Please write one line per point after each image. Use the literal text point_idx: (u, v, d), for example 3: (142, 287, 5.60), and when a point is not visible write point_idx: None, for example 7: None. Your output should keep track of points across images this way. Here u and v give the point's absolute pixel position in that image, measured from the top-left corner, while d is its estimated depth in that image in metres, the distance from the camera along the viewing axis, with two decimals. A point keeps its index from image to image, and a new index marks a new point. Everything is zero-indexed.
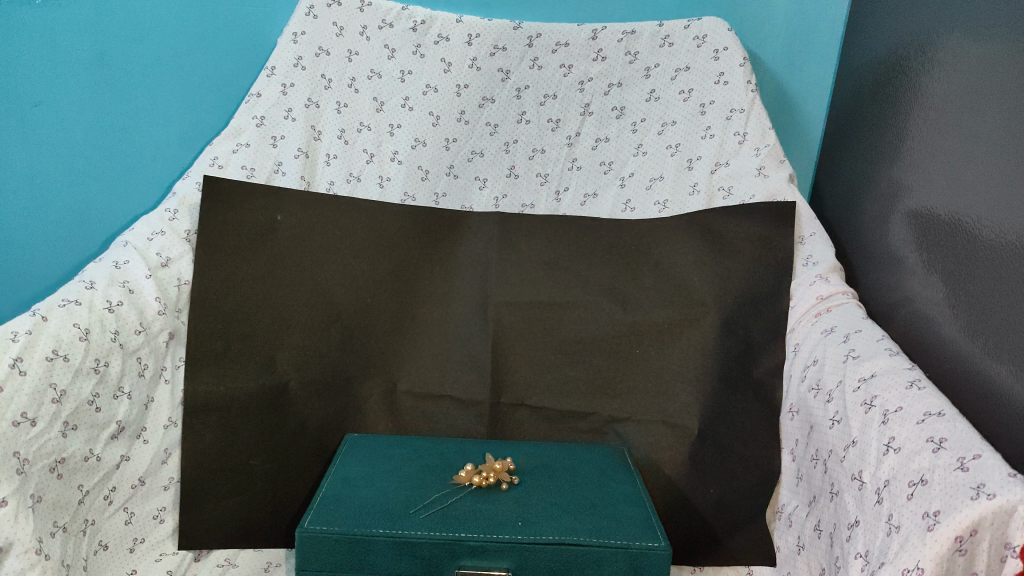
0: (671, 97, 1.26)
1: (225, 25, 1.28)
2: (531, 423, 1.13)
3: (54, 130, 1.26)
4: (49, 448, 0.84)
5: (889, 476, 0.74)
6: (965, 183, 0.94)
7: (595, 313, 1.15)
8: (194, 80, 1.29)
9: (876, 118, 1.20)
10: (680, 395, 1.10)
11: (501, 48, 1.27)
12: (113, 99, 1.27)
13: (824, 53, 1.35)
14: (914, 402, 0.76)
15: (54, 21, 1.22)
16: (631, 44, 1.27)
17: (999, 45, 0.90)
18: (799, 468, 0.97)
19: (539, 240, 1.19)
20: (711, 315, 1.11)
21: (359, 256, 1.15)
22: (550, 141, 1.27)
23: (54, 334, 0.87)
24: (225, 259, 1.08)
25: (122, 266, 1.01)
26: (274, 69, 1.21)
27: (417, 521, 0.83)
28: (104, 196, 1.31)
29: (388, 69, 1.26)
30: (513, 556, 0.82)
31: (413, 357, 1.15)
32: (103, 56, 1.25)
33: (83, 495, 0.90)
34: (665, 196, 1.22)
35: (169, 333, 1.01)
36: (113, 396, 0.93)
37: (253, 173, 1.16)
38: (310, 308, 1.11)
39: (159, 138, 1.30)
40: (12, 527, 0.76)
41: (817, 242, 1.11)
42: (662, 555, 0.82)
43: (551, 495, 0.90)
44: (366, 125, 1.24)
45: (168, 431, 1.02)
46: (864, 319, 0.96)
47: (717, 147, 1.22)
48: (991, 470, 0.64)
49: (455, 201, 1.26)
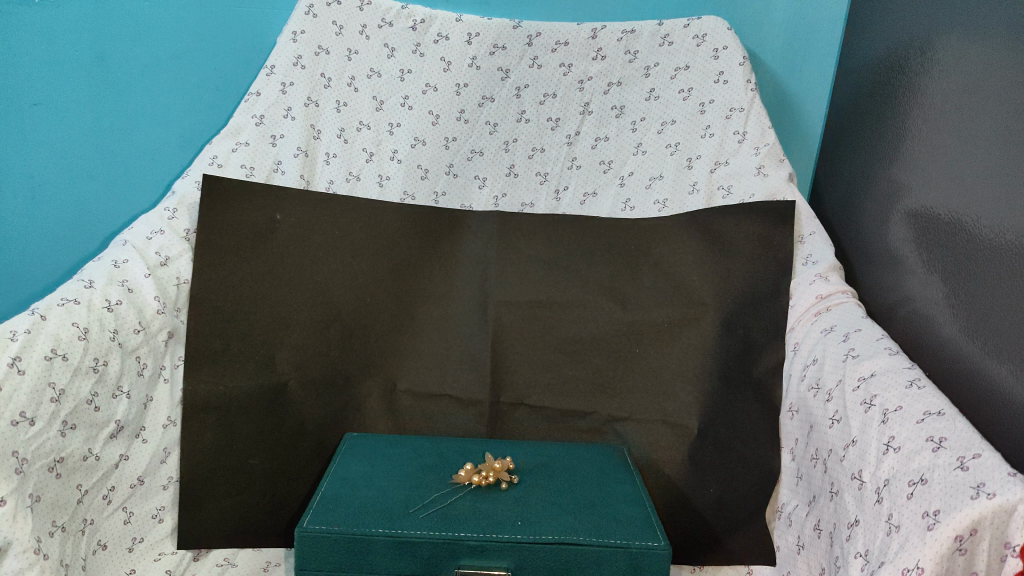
0: (671, 96, 1.26)
1: (225, 24, 1.27)
2: (530, 423, 1.13)
3: (53, 130, 1.26)
4: (48, 447, 0.84)
5: (889, 475, 0.74)
6: (964, 182, 0.94)
7: (595, 313, 1.15)
8: (193, 79, 1.29)
9: (875, 117, 1.20)
10: (680, 395, 1.09)
11: (500, 47, 1.27)
12: (112, 99, 1.27)
13: (823, 52, 1.35)
14: (913, 402, 0.76)
15: (53, 20, 1.22)
16: (631, 43, 1.26)
17: (999, 45, 0.90)
18: (799, 468, 0.97)
19: (539, 239, 1.19)
20: (710, 314, 1.11)
21: (359, 255, 1.15)
22: (550, 140, 1.27)
23: (53, 333, 0.87)
24: (225, 259, 1.08)
25: (121, 265, 1.00)
26: (274, 68, 1.21)
27: (416, 521, 0.83)
28: (104, 196, 1.30)
29: (388, 68, 1.26)
30: (513, 555, 0.82)
31: (413, 357, 1.15)
32: (102, 55, 1.25)
33: (82, 494, 0.90)
34: (665, 196, 1.22)
35: (168, 332, 1.01)
36: (112, 395, 0.93)
37: (252, 172, 1.16)
38: (309, 308, 1.11)
39: (158, 137, 1.30)
40: (11, 526, 0.76)
41: (817, 241, 1.11)
42: (662, 555, 0.82)
43: (551, 494, 0.90)
44: (366, 124, 1.24)
45: (168, 430, 1.02)
46: (863, 318, 0.96)
47: (717, 146, 1.22)
48: (991, 470, 0.64)
49: (454, 200, 1.26)
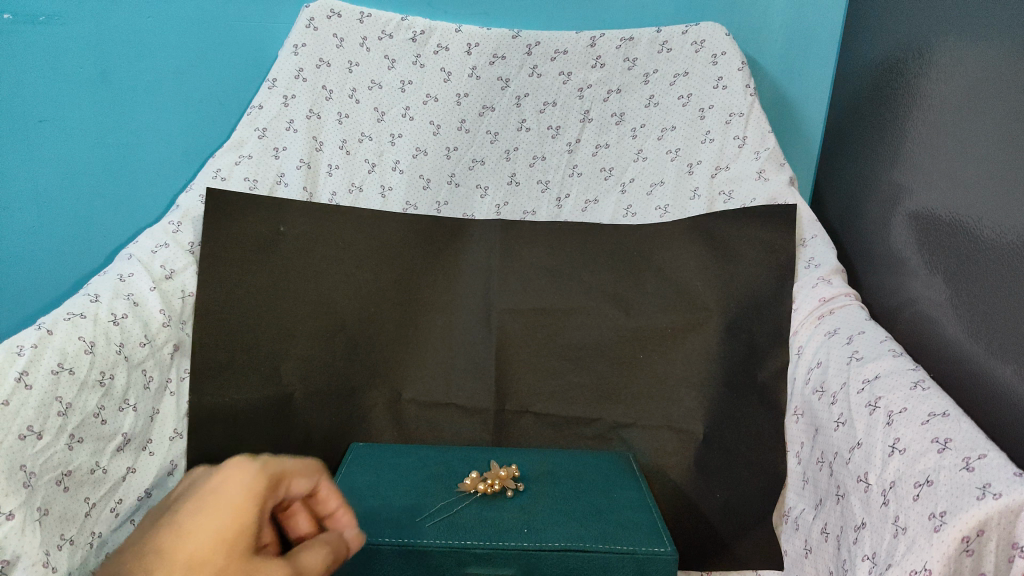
0: (671, 102, 1.26)
1: (228, 39, 1.29)
2: (536, 430, 1.13)
3: (59, 146, 1.27)
4: (55, 460, 0.83)
5: (895, 477, 0.74)
6: (966, 183, 0.94)
7: (597, 319, 1.15)
8: (195, 95, 1.30)
9: (876, 120, 1.20)
10: (685, 400, 1.10)
11: (500, 57, 1.28)
12: (115, 115, 1.28)
13: (822, 57, 1.36)
14: (919, 403, 0.76)
15: (57, 38, 1.23)
16: (630, 50, 1.27)
17: (999, 45, 0.90)
18: (805, 471, 0.97)
19: (542, 247, 1.19)
20: (714, 320, 1.11)
21: (362, 266, 1.15)
22: (550, 148, 1.28)
23: (59, 348, 0.86)
24: (231, 273, 1.09)
25: (126, 278, 0.99)
26: (275, 81, 1.22)
27: (424, 530, 0.83)
28: (107, 211, 1.32)
29: (388, 79, 1.27)
30: (520, 563, 0.82)
31: (417, 366, 1.16)
32: (107, 73, 1.26)
33: (89, 508, 0.89)
34: (666, 202, 1.23)
35: (173, 344, 1.02)
36: (119, 408, 0.93)
37: (255, 185, 1.17)
38: (314, 319, 1.12)
39: (162, 153, 1.32)
40: (20, 540, 0.76)
41: (818, 244, 1.11)
42: (669, 560, 0.82)
43: (558, 502, 0.90)
44: (368, 136, 1.25)
45: (174, 442, 1.02)
46: (867, 320, 0.95)
47: (717, 152, 1.22)
48: (997, 470, 0.64)
49: (456, 209, 1.27)
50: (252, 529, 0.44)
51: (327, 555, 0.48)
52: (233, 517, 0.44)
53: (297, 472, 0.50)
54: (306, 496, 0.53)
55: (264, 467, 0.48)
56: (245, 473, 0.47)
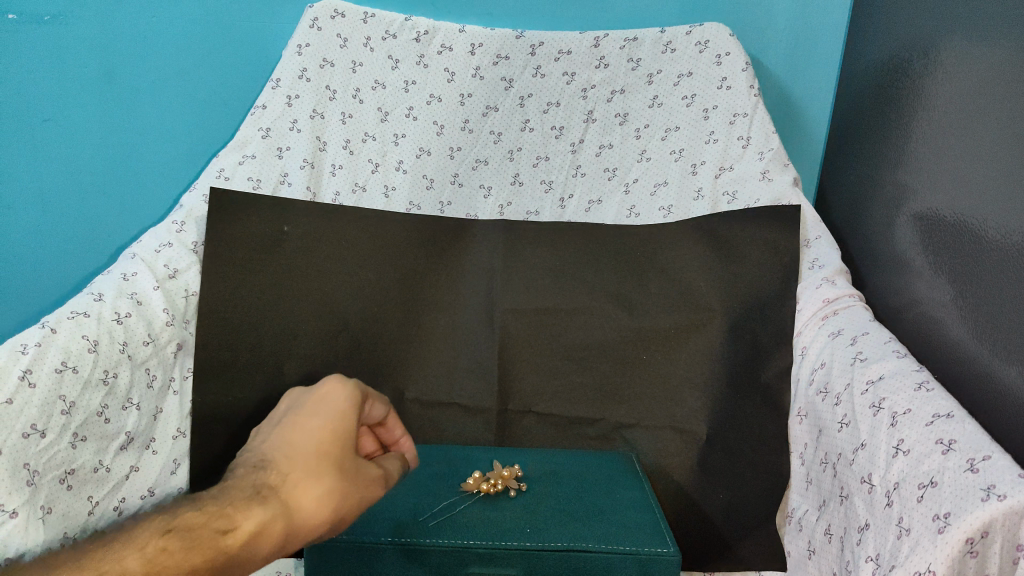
0: (675, 102, 1.26)
1: (232, 38, 1.30)
2: (539, 431, 1.13)
3: (63, 145, 1.27)
4: (59, 459, 0.84)
5: (899, 478, 0.73)
6: (971, 184, 0.93)
7: (601, 319, 1.15)
8: (199, 95, 1.32)
9: (881, 120, 1.20)
10: (689, 401, 1.09)
11: (503, 57, 1.29)
12: (120, 114, 1.29)
13: (826, 57, 1.36)
14: (923, 404, 0.75)
15: (62, 38, 1.23)
16: (633, 50, 1.28)
17: (1004, 46, 0.89)
18: (809, 472, 0.96)
19: (545, 247, 1.20)
20: (717, 320, 1.10)
21: (366, 266, 1.15)
22: (554, 148, 1.28)
23: (63, 347, 0.87)
24: (235, 272, 1.09)
25: (130, 277, 1.00)
26: (279, 81, 1.22)
27: (426, 529, 0.83)
28: (112, 209, 1.32)
29: (392, 79, 1.28)
30: (522, 562, 0.82)
31: (420, 366, 1.15)
32: (111, 72, 1.27)
33: (93, 506, 0.90)
34: (670, 202, 1.22)
35: (176, 344, 1.01)
36: (122, 407, 0.92)
37: (258, 184, 1.17)
38: (317, 319, 1.12)
39: (166, 151, 1.33)
40: (23, 538, 0.78)
41: (823, 244, 1.11)
42: (672, 561, 0.81)
43: (561, 501, 0.90)
44: (371, 136, 1.26)
45: (178, 441, 1.02)
46: (872, 322, 0.94)
47: (721, 152, 1.21)
48: (1002, 472, 0.64)
49: (460, 209, 1.26)
50: (351, 433, 0.63)
51: (402, 464, 0.72)
52: (338, 424, 0.63)
53: (378, 400, 0.72)
54: (379, 422, 0.73)
55: (358, 386, 0.67)
56: (344, 391, 0.66)
